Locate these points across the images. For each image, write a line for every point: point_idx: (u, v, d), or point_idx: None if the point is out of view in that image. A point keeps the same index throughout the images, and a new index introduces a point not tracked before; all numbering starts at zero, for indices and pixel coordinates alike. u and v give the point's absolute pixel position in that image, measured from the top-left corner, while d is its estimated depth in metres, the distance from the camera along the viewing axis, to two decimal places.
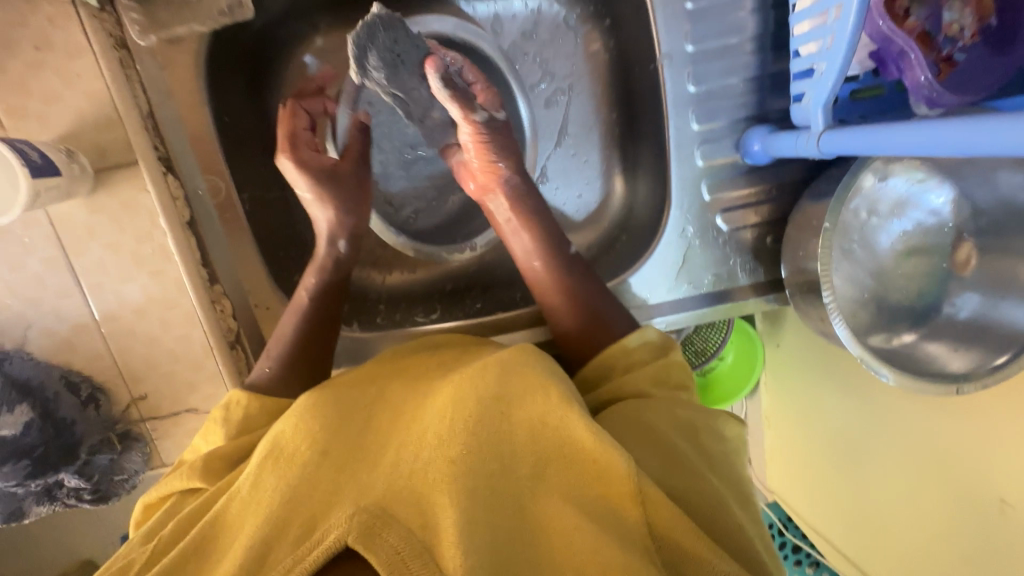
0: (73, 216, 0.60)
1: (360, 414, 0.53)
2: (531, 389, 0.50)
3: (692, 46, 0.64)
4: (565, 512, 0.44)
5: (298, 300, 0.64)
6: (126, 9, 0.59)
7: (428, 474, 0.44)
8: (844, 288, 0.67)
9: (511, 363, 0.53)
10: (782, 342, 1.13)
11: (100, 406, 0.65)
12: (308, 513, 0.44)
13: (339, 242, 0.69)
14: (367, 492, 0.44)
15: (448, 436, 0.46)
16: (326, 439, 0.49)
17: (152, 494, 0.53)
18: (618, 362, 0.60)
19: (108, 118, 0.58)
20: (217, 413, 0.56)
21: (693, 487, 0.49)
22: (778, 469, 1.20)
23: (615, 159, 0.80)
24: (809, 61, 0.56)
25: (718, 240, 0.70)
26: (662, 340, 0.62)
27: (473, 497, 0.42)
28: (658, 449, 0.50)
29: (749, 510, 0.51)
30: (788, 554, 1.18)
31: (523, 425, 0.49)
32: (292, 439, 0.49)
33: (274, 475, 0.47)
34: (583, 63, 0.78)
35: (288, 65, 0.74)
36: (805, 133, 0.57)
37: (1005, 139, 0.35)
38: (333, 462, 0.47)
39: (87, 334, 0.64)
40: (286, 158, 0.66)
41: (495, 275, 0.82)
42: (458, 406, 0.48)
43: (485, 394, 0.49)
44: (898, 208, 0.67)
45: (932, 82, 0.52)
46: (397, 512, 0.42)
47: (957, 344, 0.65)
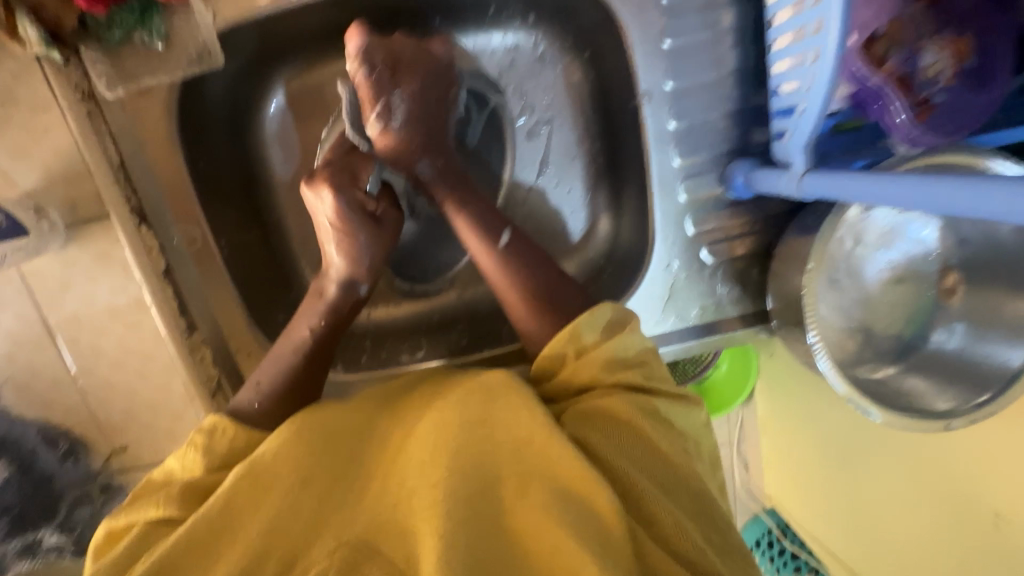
0: (46, 270, 0.59)
1: (347, 434, 0.50)
2: (517, 411, 0.49)
3: (671, 83, 0.64)
4: (551, 529, 0.42)
5: (293, 340, 0.60)
6: (92, 60, 0.57)
7: (412, 503, 0.45)
8: (832, 316, 0.67)
9: (497, 386, 0.51)
10: (777, 354, 1.12)
11: (80, 458, 0.64)
12: (292, 542, 0.44)
13: (360, 289, 0.64)
14: (349, 525, 0.44)
15: (434, 463, 0.46)
16: (312, 464, 0.47)
17: (119, 519, 0.47)
18: (568, 348, 0.55)
19: (77, 172, 0.57)
20: (198, 439, 0.49)
21: (665, 512, 0.46)
22: (776, 477, 1.19)
23: (601, 189, 0.79)
24: (789, 100, 0.55)
25: (703, 274, 0.69)
26: (618, 318, 0.56)
27: (459, 523, 0.42)
28: (658, 462, 0.49)
29: (706, 518, 0.47)
30: (786, 560, 1.16)
31: (510, 447, 0.47)
32: (272, 465, 0.46)
33: (253, 507, 0.45)
34: (563, 94, 0.77)
35: (264, 105, 0.72)
36: (787, 172, 0.56)
37: (984, 210, 0.35)
38: (318, 489, 0.46)
39: (64, 388, 0.63)
40: (327, 190, 0.61)
41: (480, 306, 0.80)
42: (444, 431, 0.48)
43: (472, 417, 0.49)
44: (885, 239, 0.66)
45: (910, 123, 0.53)
46: (382, 548, 0.43)
47: (941, 383, 0.65)
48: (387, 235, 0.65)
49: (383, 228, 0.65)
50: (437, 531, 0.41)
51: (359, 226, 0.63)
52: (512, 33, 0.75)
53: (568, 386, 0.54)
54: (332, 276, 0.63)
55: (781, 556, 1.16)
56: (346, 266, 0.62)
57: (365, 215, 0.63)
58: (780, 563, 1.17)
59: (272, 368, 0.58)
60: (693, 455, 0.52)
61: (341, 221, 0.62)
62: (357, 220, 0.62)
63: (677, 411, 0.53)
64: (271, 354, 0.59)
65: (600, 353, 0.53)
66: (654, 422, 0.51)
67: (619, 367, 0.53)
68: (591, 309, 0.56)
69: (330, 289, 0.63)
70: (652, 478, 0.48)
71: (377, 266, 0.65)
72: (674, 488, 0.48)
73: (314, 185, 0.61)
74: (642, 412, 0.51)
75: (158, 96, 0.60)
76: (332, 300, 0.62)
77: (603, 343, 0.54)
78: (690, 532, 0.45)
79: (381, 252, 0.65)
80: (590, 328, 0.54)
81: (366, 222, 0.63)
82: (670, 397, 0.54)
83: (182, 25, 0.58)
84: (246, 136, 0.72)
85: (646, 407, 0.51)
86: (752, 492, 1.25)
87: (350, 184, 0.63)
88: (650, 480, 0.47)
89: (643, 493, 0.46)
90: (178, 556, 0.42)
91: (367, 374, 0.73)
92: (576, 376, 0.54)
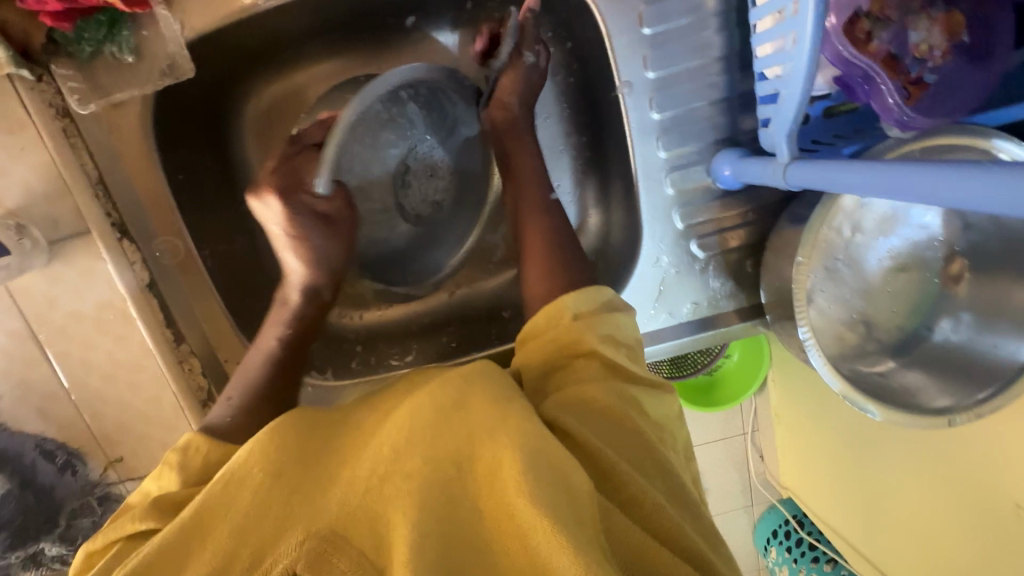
0: (32, 288, 0.59)
1: (310, 436, 0.47)
2: (488, 401, 0.46)
3: (653, 72, 0.61)
4: (524, 511, 0.38)
5: (264, 348, 0.60)
6: (65, 78, 0.58)
7: (384, 491, 0.41)
8: (830, 308, 0.64)
9: (475, 374, 0.50)
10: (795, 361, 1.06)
11: (78, 471, 0.64)
12: (259, 537, 0.40)
13: (323, 293, 0.65)
14: (320, 515, 0.40)
15: (406, 450, 0.43)
16: (283, 462, 0.43)
17: (97, 541, 0.46)
18: (565, 313, 0.54)
19: (56, 189, 0.57)
20: (172, 457, 0.50)
21: (646, 494, 0.44)
22: (790, 462, 1.16)
23: (589, 184, 0.77)
24: (774, 86, 0.52)
25: (694, 269, 0.67)
26: (613, 301, 0.56)
27: (429, 513, 0.39)
28: (646, 458, 0.47)
29: (686, 502, 0.47)
30: (804, 552, 1.12)
31: (482, 432, 0.44)
32: (236, 465, 0.43)
33: (225, 506, 0.42)
34: (547, 87, 0.76)
35: (244, 113, 0.72)
36: (772, 162, 0.54)
37: (969, 198, 0.34)
38: (289, 484, 0.42)
39: (58, 403, 0.63)
40: (274, 198, 0.59)
41: (472, 306, 0.80)
42: (416, 417, 0.45)
43: (443, 402, 0.46)
44: (886, 225, 0.63)
45: (901, 105, 0.49)
46: (351, 536, 0.39)
47: (936, 376, 0.63)
48: (340, 235, 0.65)
49: (335, 229, 0.65)
50: (406, 525, 0.38)
51: (312, 229, 0.62)
52: None
53: (554, 354, 0.53)
54: (292, 282, 0.63)
55: (798, 547, 1.14)
56: (307, 274, 0.63)
57: (317, 218, 0.62)
58: (797, 553, 1.13)
59: (252, 379, 0.58)
60: (667, 442, 0.50)
61: (292, 225, 0.61)
62: (309, 228, 0.62)
63: (654, 402, 0.52)
64: (252, 365, 0.59)
65: (593, 323, 0.53)
66: (634, 412, 0.49)
67: (609, 341, 0.53)
68: (593, 287, 0.56)
69: (294, 297, 0.63)
70: (625, 458, 0.46)
71: (336, 267, 0.66)
72: (648, 470, 0.46)
73: (261, 194, 0.58)
74: (619, 398, 0.49)
75: (131, 108, 0.61)
76: (297, 309, 0.63)
77: (598, 313, 0.54)
78: (669, 514, 0.44)
79: (337, 256, 0.65)
80: (579, 305, 0.55)
81: (321, 226, 0.63)
82: (647, 384, 0.52)
83: (152, 37, 0.58)
84: (228, 147, 0.72)
85: (622, 395, 0.49)
86: (768, 482, 1.24)
87: (297, 190, 0.60)
88: (624, 460, 0.46)
89: (621, 472, 0.44)
90: (159, 557, 0.40)
91: (357, 380, 0.72)
92: (568, 343, 0.52)
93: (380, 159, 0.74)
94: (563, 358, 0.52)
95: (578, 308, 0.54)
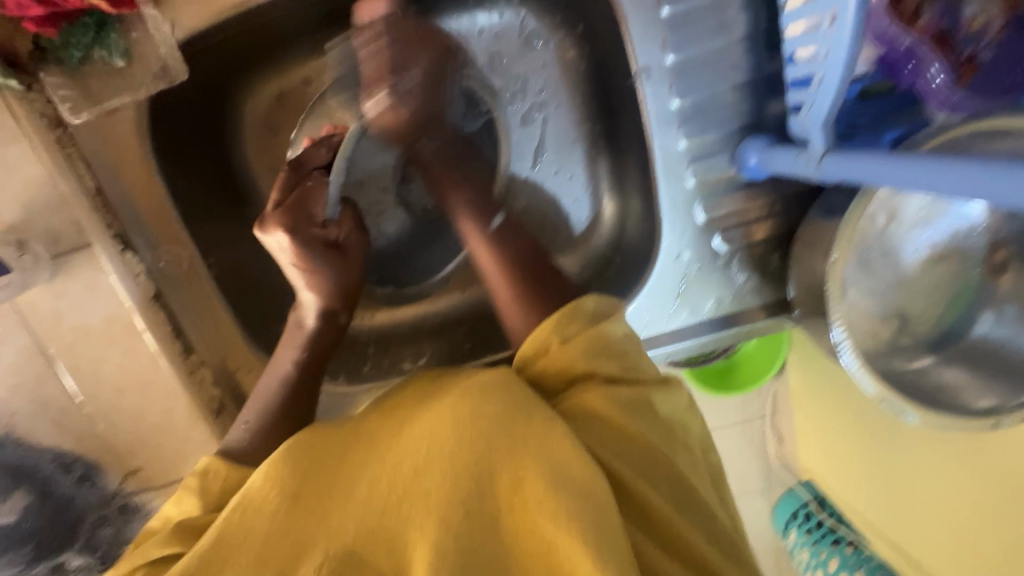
0: (38, 303, 0.58)
1: (326, 450, 0.45)
2: (508, 405, 0.43)
3: (672, 56, 0.57)
4: (551, 525, 0.38)
5: (279, 372, 0.59)
6: (53, 86, 0.54)
7: (404, 508, 0.40)
8: (863, 301, 0.60)
9: (487, 385, 0.44)
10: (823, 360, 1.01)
11: (97, 482, 0.64)
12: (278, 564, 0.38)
13: (339, 316, 0.62)
14: (338, 535, 0.39)
15: (427, 466, 0.40)
16: (298, 481, 0.42)
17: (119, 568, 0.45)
18: (553, 337, 0.48)
19: (52, 203, 0.55)
20: (190, 482, 0.49)
21: (657, 501, 0.42)
22: (814, 447, 1.11)
23: (603, 175, 0.73)
24: (807, 69, 0.48)
25: (717, 264, 0.64)
26: (599, 309, 0.50)
27: (454, 531, 0.38)
28: (663, 469, 0.43)
29: (698, 512, 0.43)
30: (825, 533, 1.07)
31: (504, 446, 0.41)
32: (251, 488, 0.42)
33: (241, 533, 0.39)
34: (558, 73, 0.72)
35: (243, 112, 0.69)
36: (804, 152, 0.50)
37: (1019, 197, 0.31)
38: (308, 500, 0.41)
39: (71, 416, 0.62)
40: (280, 231, 0.58)
41: (486, 304, 0.78)
42: (438, 430, 0.42)
43: (464, 414, 0.42)
44: (925, 214, 0.58)
45: (948, 84, 0.47)
46: (370, 559, 0.38)
47: (974, 373, 0.60)
48: (355, 263, 0.64)
49: (350, 256, 0.63)
50: (430, 543, 0.37)
51: (324, 258, 0.61)
52: (498, 11, 0.69)
53: (553, 377, 0.47)
54: (308, 307, 0.61)
55: (818, 528, 1.08)
56: (321, 301, 0.60)
57: (330, 246, 0.61)
58: (818, 534, 1.08)
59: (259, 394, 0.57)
60: (680, 445, 0.46)
61: (299, 250, 0.59)
62: (321, 256, 0.60)
63: (665, 399, 0.47)
64: (267, 387, 0.58)
65: (585, 341, 0.47)
66: (643, 418, 0.45)
67: (601, 355, 0.47)
68: (573, 303, 0.49)
69: (309, 321, 0.61)
70: (638, 468, 0.43)
71: (349, 291, 0.63)
72: (659, 478, 0.43)
73: (267, 229, 0.58)
74: (621, 405, 0.44)
75: (126, 115, 0.58)
76: (313, 333, 0.61)
77: (588, 329, 0.48)
78: (680, 522, 0.42)
79: (352, 281, 0.63)
80: (566, 326, 0.48)
81: (331, 253, 0.61)
82: (654, 384, 0.48)
83: (144, 40, 0.55)
84: (227, 148, 0.69)
85: (624, 400, 0.45)
86: (786, 463, 1.20)
87: (306, 223, 0.60)
88: (630, 468, 0.43)
89: (626, 482, 0.42)
90: None
91: (370, 385, 0.71)
92: (554, 367, 0.47)
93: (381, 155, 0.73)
94: (554, 380, 0.47)
95: (565, 331, 0.48)
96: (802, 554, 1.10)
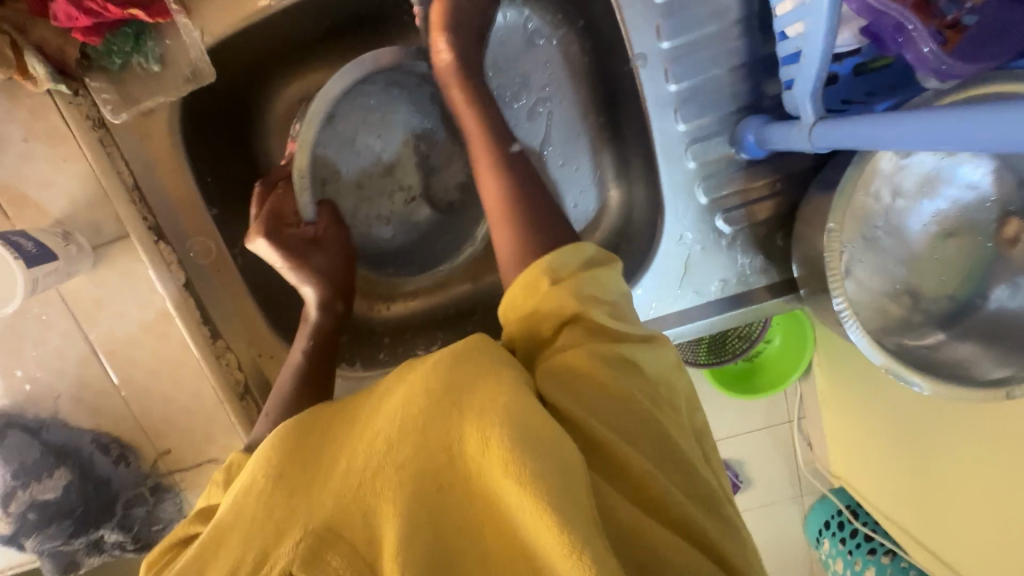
0: (81, 290, 0.63)
1: (312, 430, 0.43)
2: (481, 373, 0.42)
3: (667, 42, 0.59)
4: (512, 491, 0.36)
5: (290, 364, 0.63)
6: (98, 91, 0.61)
7: (376, 483, 0.37)
8: (869, 279, 0.60)
9: (465, 353, 0.43)
10: (844, 347, 1.00)
11: (131, 463, 0.67)
12: (263, 540, 0.37)
13: (337, 305, 0.68)
14: (318, 507, 0.37)
15: (399, 439, 0.39)
16: (281, 462, 0.40)
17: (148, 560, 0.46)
18: (545, 276, 0.49)
19: (97, 196, 0.61)
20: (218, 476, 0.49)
21: (636, 460, 0.42)
22: (840, 446, 1.09)
23: (608, 164, 0.75)
24: (795, 44, 0.50)
25: (721, 245, 0.65)
26: (595, 258, 0.51)
27: (423, 504, 0.37)
28: (653, 437, 0.43)
29: (685, 468, 0.44)
30: (859, 543, 1.06)
31: (473, 409, 0.39)
32: (239, 482, 0.40)
33: (232, 514, 0.38)
34: (561, 67, 0.74)
35: (267, 115, 0.74)
36: (798, 124, 0.52)
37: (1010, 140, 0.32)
38: (289, 484, 0.39)
39: (109, 398, 0.66)
40: (259, 237, 0.63)
41: (497, 294, 0.80)
42: (408, 405, 0.40)
43: (435, 385, 0.41)
44: (927, 187, 0.58)
45: (938, 53, 0.47)
46: (345, 530, 0.36)
47: (989, 347, 0.59)
48: (335, 252, 0.69)
49: (328, 249, 0.68)
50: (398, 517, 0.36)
51: (304, 253, 0.65)
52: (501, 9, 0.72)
53: (539, 324, 0.48)
54: (307, 299, 0.66)
55: (853, 539, 1.07)
56: (317, 292, 0.66)
57: (309, 243, 0.66)
58: (852, 544, 1.07)
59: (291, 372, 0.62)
60: (663, 403, 0.46)
61: (285, 254, 0.64)
62: (301, 252, 0.65)
63: (648, 356, 0.48)
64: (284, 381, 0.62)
65: (577, 284, 0.48)
66: (624, 375, 0.45)
67: (587, 300, 0.48)
68: (572, 244, 0.51)
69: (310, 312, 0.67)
70: (620, 427, 0.43)
71: (341, 281, 0.68)
72: (637, 436, 0.43)
73: (249, 237, 0.63)
74: (604, 360, 0.45)
75: (160, 116, 0.63)
76: (315, 322, 0.66)
77: (580, 273, 0.49)
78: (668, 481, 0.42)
79: (337, 271, 0.68)
80: (560, 265, 0.49)
81: (312, 249, 0.66)
82: (636, 339, 0.48)
83: (175, 46, 0.60)
84: (253, 150, 0.75)
85: (610, 358, 0.45)
86: (818, 470, 1.16)
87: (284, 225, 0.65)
88: (612, 430, 0.42)
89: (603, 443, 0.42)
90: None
91: (386, 370, 0.73)
92: (545, 313, 0.48)
93: (371, 157, 0.77)
94: (548, 327, 0.48)
95: (557, 271, 0.49)
96: (837, 565, 1.09)
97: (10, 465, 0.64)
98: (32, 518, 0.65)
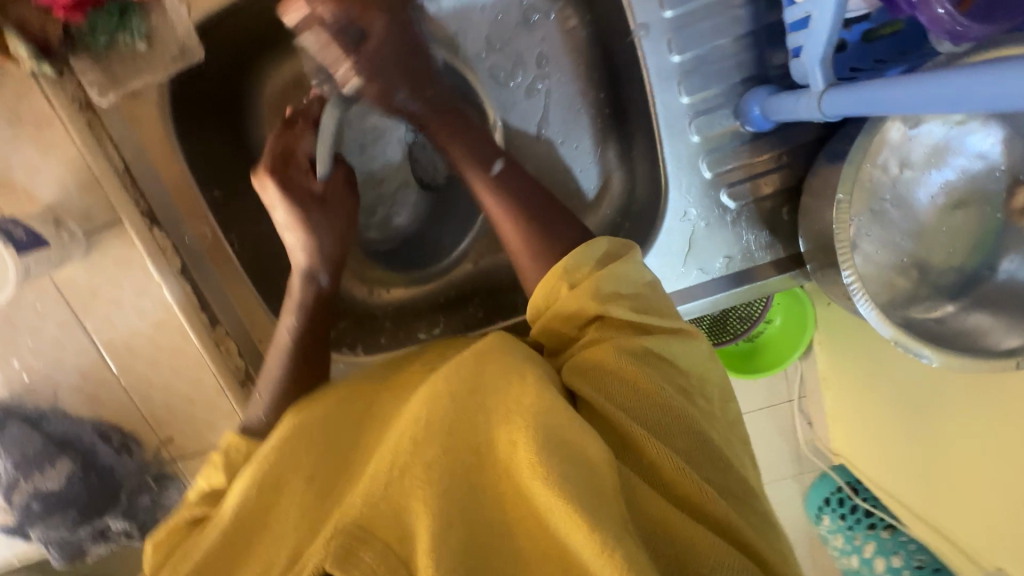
0: (75, 278, 0.62)
1: (339, 425, 0.43)
2: (507, 372, 0.42)
3: (670, 11, 0.58)
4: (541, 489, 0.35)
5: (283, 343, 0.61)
6: (82, 70, 0.58)
7: (406, 482, 0.37)
8: (877, 252, 0.59)
9: (494, 350, 0.44)
10: (846, 322, 1.01)
11: (133, 452, 0.67)
12: (294, 537, 0.37)
13: (321, 279, 0.65)
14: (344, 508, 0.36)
15: (426, 436, 0.38)
16: (310, 461, 0.40)
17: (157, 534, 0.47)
18: (562, 282, 0.48)
19: (87, 181, 0.59)
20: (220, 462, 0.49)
21: (670, 458, 0.41)
22: (844, 430, 1.09)
23: (609, 142, 0.74)
24: (804, 9, 0.49)
25: (725, 220, 0.64)
26: (613, 250, 0.50)
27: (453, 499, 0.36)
28: (681, 432, 0.43)
29: (715, 465, 0.43)
30: (859, 519, 1.08)
31: (501, 411, 0.40)
32: (264, 480, 0.40)
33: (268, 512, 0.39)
34: (560, 41, 0.72)
35: (260, 96, 0.73)
36: (805, 94, 0.51)
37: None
38: (319, 483, 0.39)
39: (108, 387, 0.65)
40: (268, 178, 0.62)
41: (496, 277, 0.79)
42: (434, 405, 0.40)
43: (461, 387, 0.41)
44: (936, 156, 0.56)
45: (953, 13, 0.44)
46: (376, 529, 0.35)
47: (998, 317, 0.58)
48: (339, 218, 0.66)
49: (330, 211, 0.65)
50: (428, 510, 0.35)
51: (307, 211, 0.63)
52: None
53: (565, 321, 0.48)
54: (295, 264, 0.64)
55: (853, 514, 1.09)
56: (307, 258, 0.64)
57: (313, 203, 0.64)
58: (852, 519, 1.09)
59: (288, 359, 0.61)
60: (692, 393, 0.46)
61: (288, 206, 0.62)
62: (303, 206, 0.63)
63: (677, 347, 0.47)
64: (276, 355, 0.61)
65: (596, 281, 0.47)
66: (652, 367, 0.45)
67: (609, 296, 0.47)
68: (592, 242, 0.50)
69: (295, 282, 0.64)
70: (646, 423, 0.43)
71: (335, 256, 0.66)
72: (660, 428, 0.43)
73: (257, 175, 0.62)
74: (633, 356, 0.45)
75: (149, 97, 0.63)
76: (298, 297, 0.64)
77: (596, 271, 0.48)
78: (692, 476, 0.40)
79: (337, 240, 0.66)
80: (577, 268, 0.49)
81: (316, 209, 0.64)
82: (664, 333, 0.48)
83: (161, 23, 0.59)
84: (246, 133, 0.73)
85: (638, 354, 0.45)
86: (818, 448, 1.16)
87: (293, 175, 0.63)
88: (641, 426, 0.42)
89: (634, 439, 0.41)
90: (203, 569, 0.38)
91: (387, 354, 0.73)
92: (572, 314, 0.48)
93: (381, 159, 0.77)
94: (573, 328, 0.48)
95: (574, 273, 0.48)
96: (836, 540, 1.11)
97: (10, 456, 0.62)
98: (35, 508, 0.64)
